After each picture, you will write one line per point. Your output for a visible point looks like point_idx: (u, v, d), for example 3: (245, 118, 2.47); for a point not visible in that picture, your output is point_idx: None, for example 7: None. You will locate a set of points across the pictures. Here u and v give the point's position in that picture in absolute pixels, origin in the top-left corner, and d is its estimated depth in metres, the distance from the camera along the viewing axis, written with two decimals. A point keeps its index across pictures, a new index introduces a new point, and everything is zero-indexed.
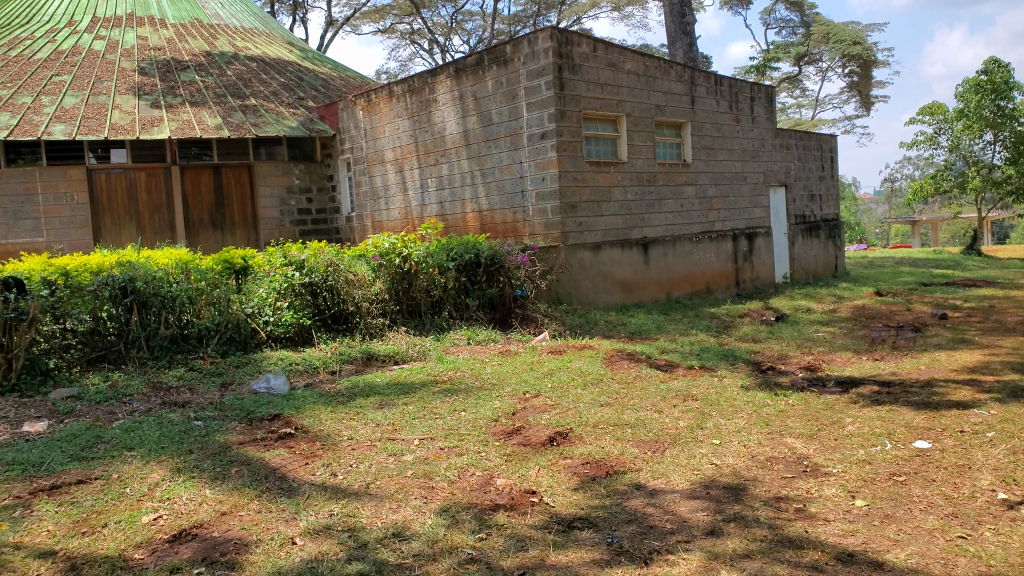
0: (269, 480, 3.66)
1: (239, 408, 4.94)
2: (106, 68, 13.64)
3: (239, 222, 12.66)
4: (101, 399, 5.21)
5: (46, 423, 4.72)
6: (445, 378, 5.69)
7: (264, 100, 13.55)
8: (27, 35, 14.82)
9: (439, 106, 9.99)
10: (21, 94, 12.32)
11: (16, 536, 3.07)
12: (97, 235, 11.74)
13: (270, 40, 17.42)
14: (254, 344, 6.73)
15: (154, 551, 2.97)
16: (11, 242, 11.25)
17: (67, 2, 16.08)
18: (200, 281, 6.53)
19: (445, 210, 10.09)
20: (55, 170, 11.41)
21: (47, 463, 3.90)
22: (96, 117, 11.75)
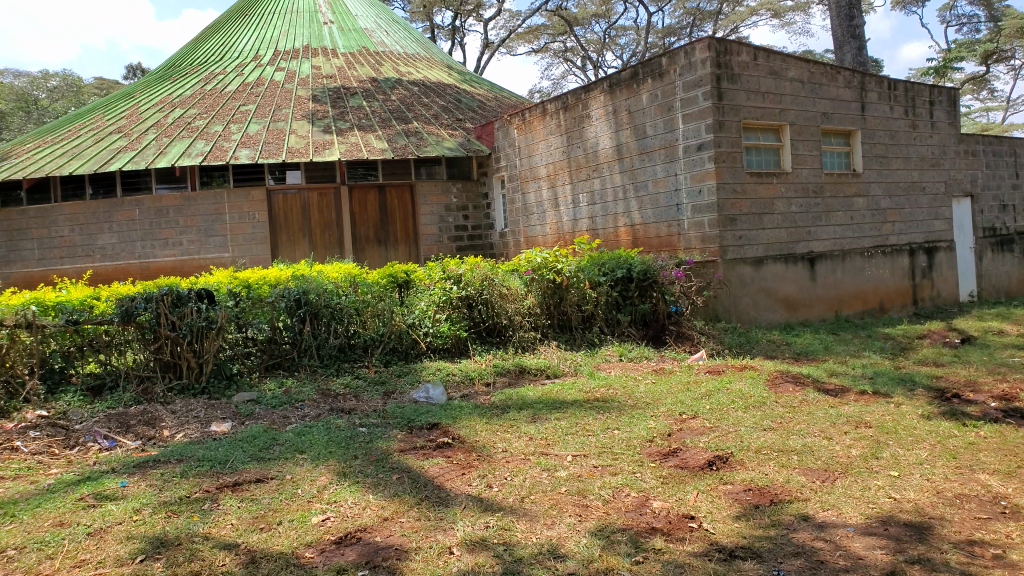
0: (428, 489, 3.76)
1: (400, 416, 5.12)
2: (284, 97, 14.77)
3: (400, 238, 13.24)
4: (277, 403, 5.59)
5: (230, 424, 5.13)
6: (598, 395, 5.62)
7: (425, 122, 14.14)
8: (219, 69, 16.39)
9: (592, 121, 9.99)
10: (213, 123, 13.60)
11: (205, 527, 3.34)
12: (275, 251, 12.68)
13: (431, 64, 18.19)
14: (414, 354, 6.99)
15: (322, 551, 3.12)
16: (205, 256, 12.52)
17: (252, 39, 17.62)
18: (366, 294, 6.88)
19: (597, 224, 10.05)
20: (240, 192, 12.45)
21: (231, 462, 4.23)
22: (275, 142, 12.73)
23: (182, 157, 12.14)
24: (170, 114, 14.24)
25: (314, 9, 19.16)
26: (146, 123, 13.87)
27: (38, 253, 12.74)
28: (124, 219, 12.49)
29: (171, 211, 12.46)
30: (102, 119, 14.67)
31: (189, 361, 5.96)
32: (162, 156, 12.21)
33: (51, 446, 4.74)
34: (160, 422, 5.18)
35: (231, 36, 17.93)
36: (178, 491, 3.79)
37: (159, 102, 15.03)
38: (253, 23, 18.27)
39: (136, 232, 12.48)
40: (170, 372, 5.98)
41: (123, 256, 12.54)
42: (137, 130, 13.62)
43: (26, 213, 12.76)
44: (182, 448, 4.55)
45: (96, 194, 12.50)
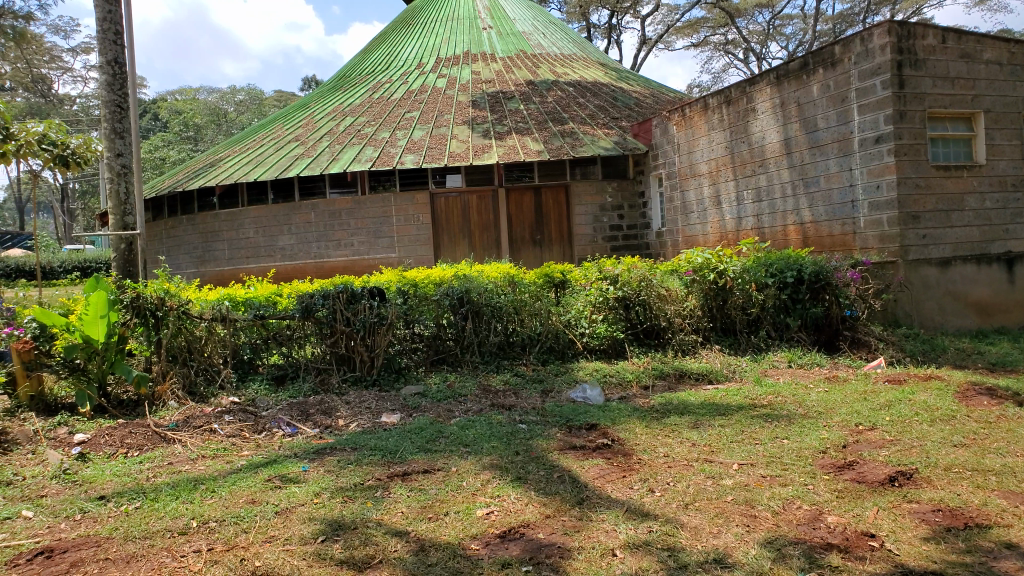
0: (588, 489, 3.75)
1: (560, 415, 5.16)
2: (446, 102, 15.31)
3: (556, 239, 13.36)
4: (441, 397, 5.81)
5: (398, 416, 5.39)
6: (764, 402, 5.38)
7: (582, 122, 14.16)
8: (386, 79, 17.26)
9: (757, 115, 9.60)
10: (381, 130, 14.34)
11: (378, 513, 3.53)
12: (437, 252, 13.19)
13: (588, 64, 18.21)
14: (572, 354, 7.03)
15: (487, 544, 3.20)
16: (373, 256, 13.22)
17: (416, 48, 18.41)
18: (525, 293, 6.98)
19: (763, 223, 9.64)
20: (405, 195, 13.04)
21: (400, 452, 4.43)
22: (438, 147, 13.20)
23: (353, 163, 12.88)
24: (342, 122, 15.17)
25: (474, 15, 19.73)
26: (321, 131, 14.86)
27: (229, 253, 13.98)
28: (301, 221, 13.44)
29: (344, 214, 13.26)
30: (283, 129, 15.88)
31: (362, 355, 6.31)
32: (335, 163, 13.01)
33: (243, 429, 5.19)
34: (336, 412, 5.52)
35: (397, 46, 18.83)
36: (353, 477, 4.02)
37: (332, 112, 16.05)
38: (417, 32, 19.09)
39: (312, 234, 13.38)
40: (344, 365, 6.36)
41: (301, 256, 13.50)
42: (313, 138, 14.62)
43: (218, 216, 14.04)
44: (355, 437, 4.82)
45: (278, 199, 13.52)
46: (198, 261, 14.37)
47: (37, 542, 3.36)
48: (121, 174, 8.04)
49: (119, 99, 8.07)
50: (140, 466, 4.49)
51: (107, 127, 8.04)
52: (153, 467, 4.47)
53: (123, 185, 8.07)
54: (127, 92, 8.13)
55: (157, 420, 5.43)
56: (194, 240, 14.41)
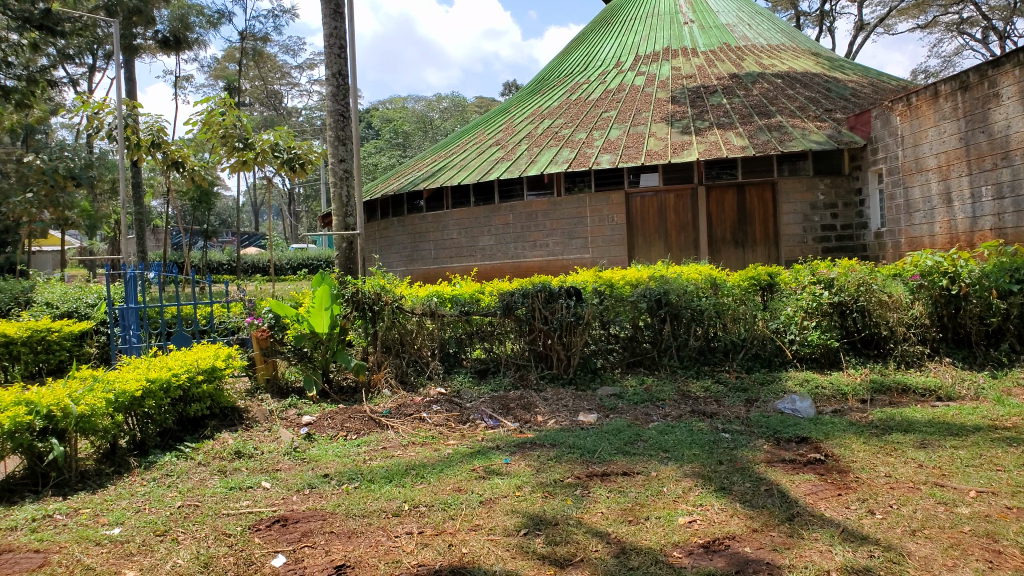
0: (799, 506, 3.52)
1: (766, 426, 4.91)
2: (644, 100, 15.13)
3: (760, 239, 12.75)
4: (639, 400, 5.73)
5: (596, 416, 5.40)
6: (1007, 424, 4.77)
7: (790, 115, 13.40)
8: (584, 80, 17.37)
9: (1001, 102, 8.55)
10: (579, 131, 14.47)
11: (578, 511, 3.54)
12: (632, 253, 13.08)
13: (798, 54, 17.19)
14: (779, 362, 6.68)
15: (690, 553, 3.10)
16: (568, 257, 13.36)
17: (615, 47, 18.38)
18: (727, 296, 6.73)
19: (1004, 222, 8.58)
20: (601, 195, 13.06)
21: (599, 452, 4.43)
22: (636, 146, 13.07)
23: (550, 165, 13.12)
24: (541, 125, 15.48)
25: (675, 10, 19.33)
26: (520, 134, 15.26)
27: (434, 253, 14.76)
28: (501, 223, 13.89)
29: (540, 215, 13.52)
30: (485, 133, 16.50)
31: (559, 354, 6.38)
32: (533, 165, 13.33)
33: (448, 420, 5.45)
34: (535, 408, 5.62)
35: (596, 46, 18.92)
36: (554, 473, 4.07)
37: (532, 115, 16.42)
38: (616, 32, 19.02)
39: (511, 234, 13.79)
40: (542, 362, 6.46)
41: (499, 256, 13.96)
42: (513, 141, 15.06)
43: (424, 218, 14.87)
44: (554, 434, 4.88)
45: (478, 201, 14.08)
46: (406, 260, 15.35)
47: (274, 511, 3.73)
48: (343, 179, 8.75)
49: (342, 108, 8.78)
50: (358, 448, 4.85)
51: (332, 134, 8.78)
52: (370, 450, 4.81)
53: (346, 189, 8.76)
54: (350, 101, 8.81)
55: (372, 407, 5.85)
56: (403, 240, 15.39)
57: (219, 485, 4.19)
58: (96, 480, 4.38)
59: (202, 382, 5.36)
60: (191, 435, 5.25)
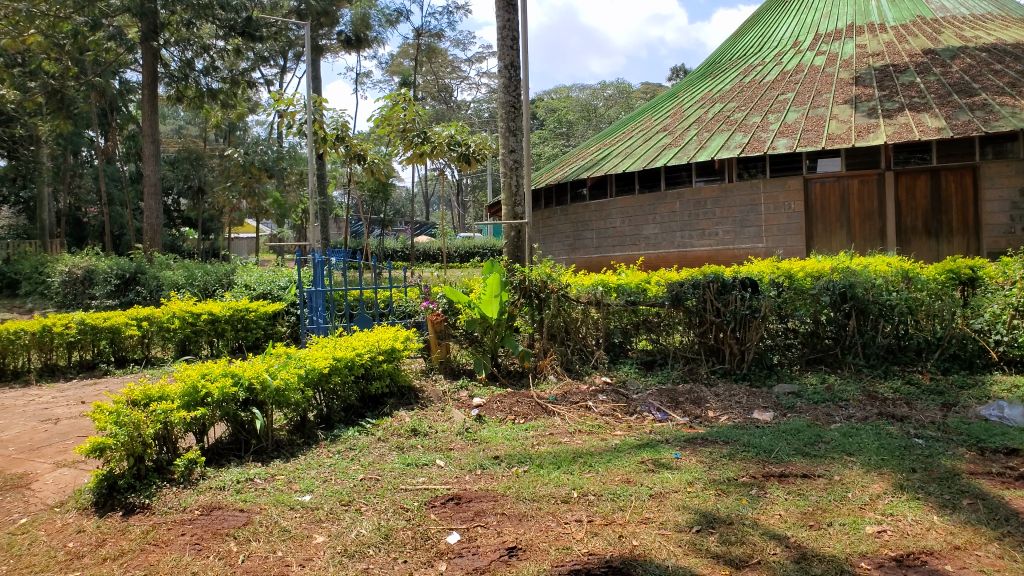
0: (1011, 524, 3.17)
1: (967, 433, 4.46)
2: (825, 81, 14.22)
3: (958, 229, 11.62)
4: (820, 399, 5.41)
5: (772, 414, 5.15)
6: None
7: (998, 92, 12.07)
8: (758, 61, 16.57)
9: None
10: (752, 115, 13.85)
11: (754, 512, 3.39)
12: (810, 243, 12.38)
13: (1007, 23, 15.44)
14: (983, 365, 6.05)
15: (880, 566, 2.88)
16: (739, 247, 12.87)
17: (792, 26, 17.40)
18: (921, 291, 6.18)
19: None
20: (776, 181, 12.42)
21: (776, 452, 4.22)
22: (815, 129, 12.30)
23: (721, 150, 12.67)
24: (712, 110, 14.95)
25: None
26: (689, 120, 14.82)
27: (597, 241, 14.70)
28: (667, 211, 13.58)
29: (709, 202, 13.08)
30: (652, 120, 16.18)
31: (732, 348, 6.14)
32: (702, 151, 12.94)
33: (615, 410, 5.42)
34: (706, 403, 5.45)
35: (771, 26, 18.01)
36: (727, 472, 3.92)
37: (702, 99, 15.89)
38: (795, 10, 17.97)
39: (678, 223, 13.44)
40: (714, 356, 6.25)
41: (666, 245, 13.66)
42: (682, 128, 14.65)
43: (588, 207, 14.84)
44: (727, 431, 4.71)
45: (644, 189, 13.86)
46: (569, 249, 15.39)
47: (448, 489, 3.87)
48: (513, 168, 8.89)
49: (514, 99, 8.91)
50: (526, 433, 4.93)
51: (503, 126, 8.94)
52: (538, 435, 4.87)
53: (516, 179, 8.89)
54: (521, 92, 8.92)
55: (539, 392, 5.92)
56: (566, 229, 15.44)
57: (398, 461, 4.40)
58: (289, 448, 4.75)
59: (382, 362, 5.68)
60: (372, 411, 5.56)
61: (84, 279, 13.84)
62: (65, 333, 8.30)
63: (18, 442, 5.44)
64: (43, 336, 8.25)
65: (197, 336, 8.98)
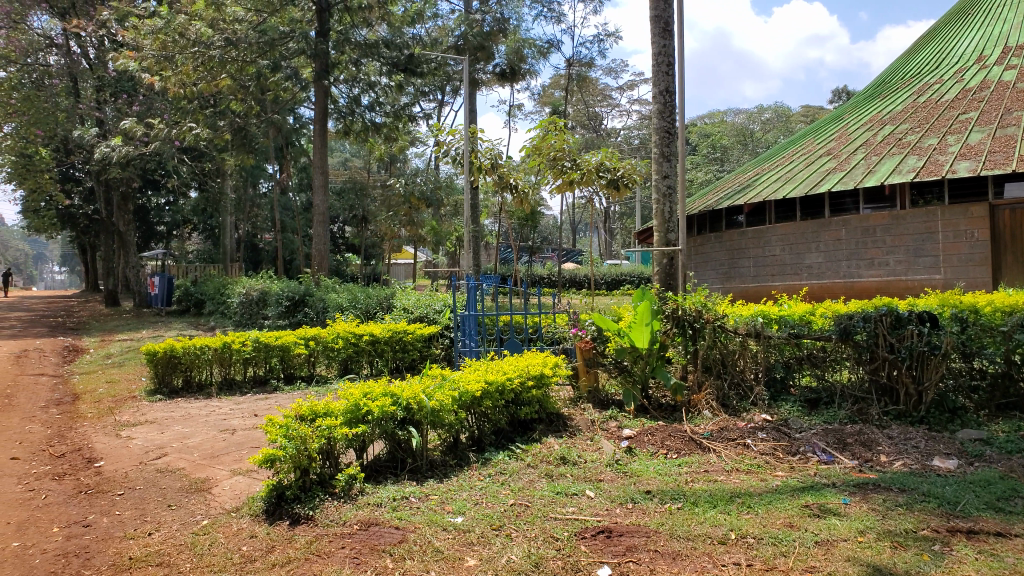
0: None
1: None
2: (1015, 98, 12.97)
3: None
4: (1013, 448, 4.86)
5: (955, 461, 4.70)
6: None
7: None
8: (935, 79, 15.40)
9: None
10: (929, 136, 12.87)
11: (937, 570, 3.07)
12: (997, 274, 11.26)
13: None
14: None
15: None
16: (913, 278, 11.94)
17: (975, 39, 16.05)
18: None
19: None
20: (957, 208, 11.46)
21: (962, 504, 3.82)
22: (1003, 151, 11.23)
23: (893, 175, 11.84)
24: (881, 132, 14.05)
25: None
26: (856, 143, 14.00)
27: (754, 270, 14.16)
28: (831, 239, 12.84)
29: (879, 230, 12.26)
30: (814, 144, 15.43)
31: (908, 387, 5.66)
32: (871, 176, 12.16)
33: (776, 449, 5.14)
34: (877, 446, 5.04)
35: (950, 41, 16.72)
36: (904, 522, 3.59)
37: (870, 121, 14.98)
38: (978, 22, 16.56)
39: (843, 251, 12.68)
40: (886, 396, 5.80)
41: (830, 275, 12.92)
42: (847, 151, 13.86)
43: (744, 234, 14.34)
44: (902, 477, 4.33)
45: (805, 216, 13.20)
46: (724, 277, 14.92)
47: (599, 521, 3.80)
48: (667, 195, 8.73)
49: (668, 125, 8.78)
50: (680, 468, 4.77)
51: (657, 151, 8.80)
52: (692, 472, 4.70)
53: (669, 206, 8.73)
54: (676, 118, 8.77)
55: (693, 427, 5.72)
56: (721, 257, 14.98)
57: (548, 488, 4.39)
58: (442, 469, 4.86)
59: (532, 387, 5.71)
60: (522, 436, 5.60)
61: (259, 301, 15.01)
62: (243, 349, 9.01)
63: (201, 449, 5.92)
64: (224, 351, 8.99)
65: (358, 356, 9.47)
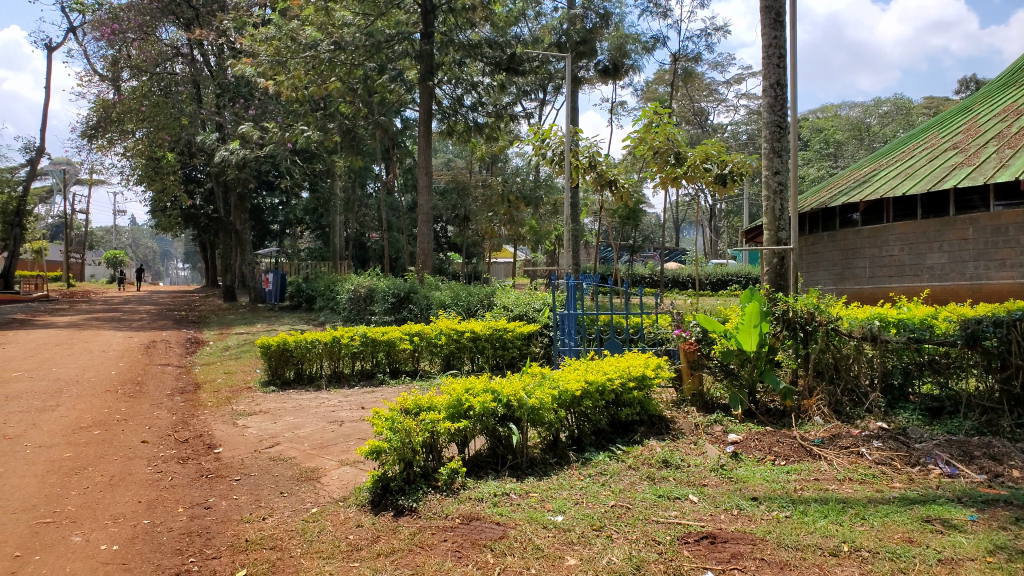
0: None
1: None
2: None
3: None
4: None
5: None
6: None
7: None
8: None
9: None
10: None
11: None
12: None
13: None
14: None
15: None
16: None
17: None
18: None
19: None
20: None
21: None
22: None
23: None
24: (1016, 122, 13.05)
25: None
26: (986, 135, 13.08)
27: (871, 271, 13.53)
28: (956, 238, 12.06)
29: (1011, 229, 11.41)
30: (939, 137, 14.51)
31: None
32: (1004, 169, 11.31)
33: (893, 459, 4.89)
34: (1008, 460, 4.70)
35: None
36: None
37: (1003, 111, 13.95)
38: None
39: (970, 252, 11.88)
40: (1019, 407, 5.38)
41: (954, 276, 12.13)
42: (976, 145, 12.97)
43: (860, 233, 13.69)
44: None
45: (927, 214, 12.46)
46: (837, 278, 14.31)
47: (702, 527, 3.71)
48: (777, 192, 8.45)
49: (779, 119, 8.47)
50: (788, 476, 4.59)
51: (767, 147, 8.53)
52: (801, 479, 4.52)
53: (779, 203, 8.45)
54: (788, 112, 8.45)
55: (802, 434, 5.50)
56: (834, 257, 14.37)
57: (649, 491, 4.31)
58: (543, 467, 4.86)
59: (633, 389, 5.63)
60: (622, 437, 5.54)
61: (366, 297, 15.52)
62: (351, 344, 9.33)
63: (312, 440, 6.16)
64: (333, 345, 9.34)
65: (460, 352, 9.61)
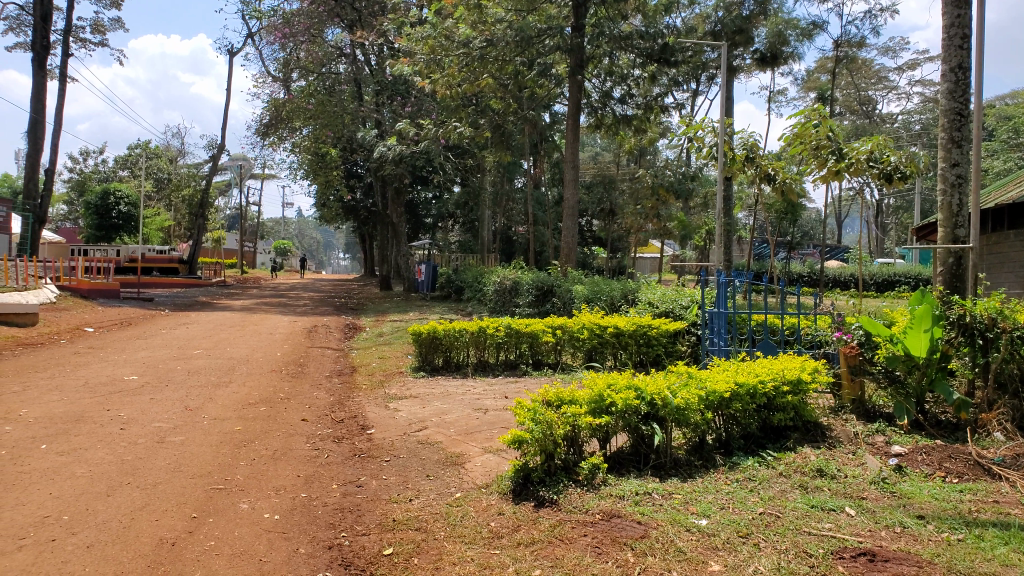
0: None
1: None
2: None
3: None
4: None
5: None
6: None
7: None
8: None
9: None
10: None
11: None
12: None
13: None
14: None
15: None
16: None
17: None
18: None
19: None
20: None
21: None
22: None
23: None
24: None
25: None
26: None
27: None
28: None
29: None
30: None
31: None
32: None
33: None
34: None
35: None
36: None
37: None
38: None
39: None
40: None
41: None
42: None
43: None
44: None
45: None
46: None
47: (860, 543, 3.47)
48: (955, 186, 7.74)
49: (960, 106, 7.74)
50: (961, 495, 4.21)
51: (945, 137, 7.82)
52: (976, 500, 4.13)
53: (957, 197, 7.73)
54: (971, 98, 7.70)
55: (979, 450, 5.02)
56: (1021, 257, 13.04)
57: (802, 501, 4.09)
58: (687, 468, 4.73)
59: (787, 393, 5.35)
60: (774, 443, 5.26)
61: (511, 289, 15.75)
62: (495, 334, 9.55)
63: (458, 426, 6.33)
64: (479, 335, 9.59)
65: (602, 347, 9.54)
